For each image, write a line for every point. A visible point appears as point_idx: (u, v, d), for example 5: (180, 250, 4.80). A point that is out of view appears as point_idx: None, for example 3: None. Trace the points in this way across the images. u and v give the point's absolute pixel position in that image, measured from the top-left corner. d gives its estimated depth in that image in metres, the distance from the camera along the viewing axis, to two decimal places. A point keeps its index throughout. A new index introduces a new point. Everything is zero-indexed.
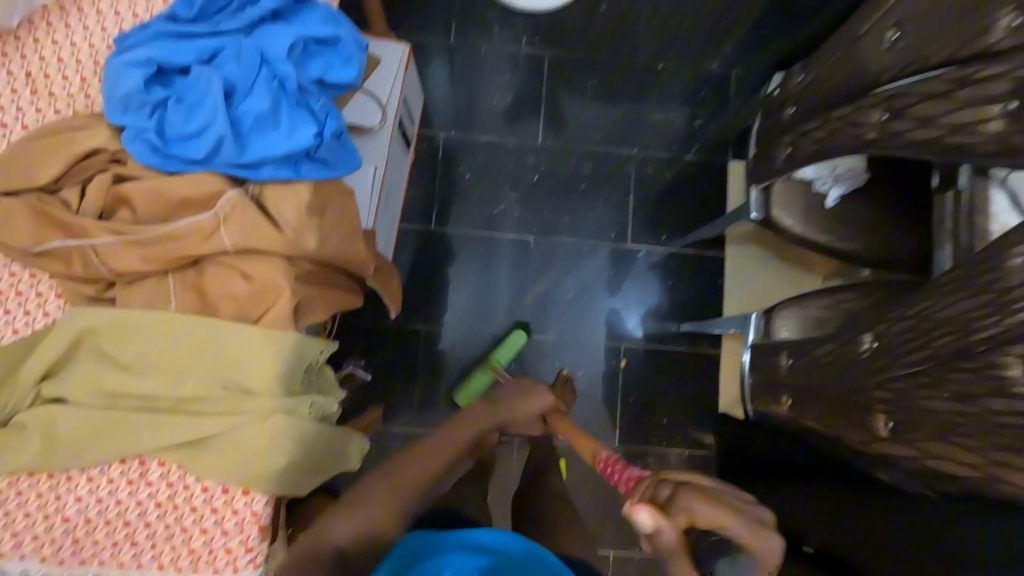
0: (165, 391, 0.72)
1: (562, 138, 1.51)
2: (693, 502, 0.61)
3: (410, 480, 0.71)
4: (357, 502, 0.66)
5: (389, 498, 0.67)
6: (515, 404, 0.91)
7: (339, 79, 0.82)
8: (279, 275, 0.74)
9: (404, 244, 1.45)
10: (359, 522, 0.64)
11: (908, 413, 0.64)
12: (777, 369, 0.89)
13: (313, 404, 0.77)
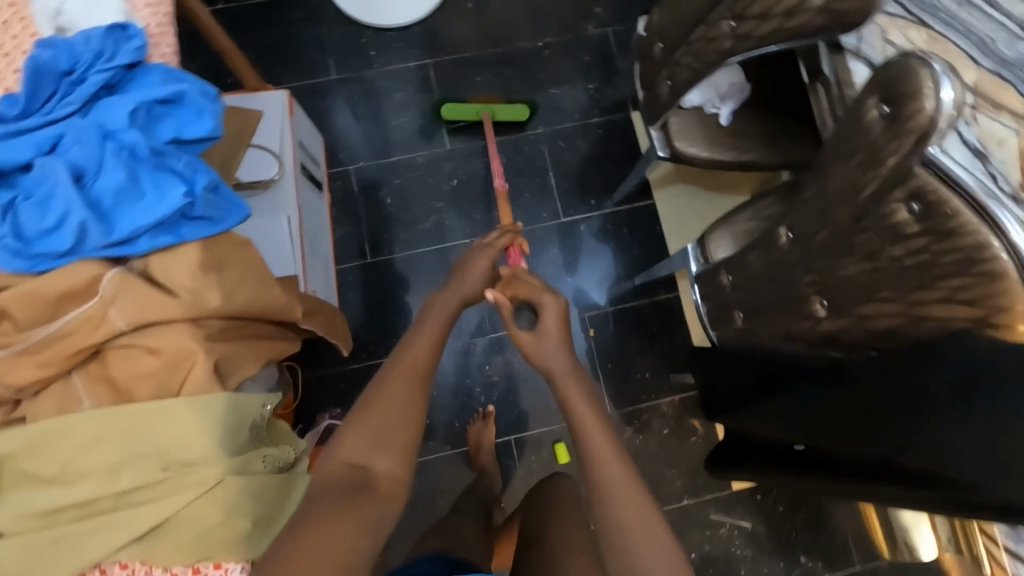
0: (103, 491, 0.69)
1: (469, 137, 1.52)
2: (521, 287, 0.91)
3: (404, 370, 0.76)
4: (360, 416, 0.71)
5: (394, 407, 0.71)
6: (471, 269, 0.97)
7: (196, 133, 0.80)
8: (187, 338, 0.72)
9: (348, 284, 1.44)
10: (361, 435, 0.69)
11: (834, 287, 0.67)
12: (722, 288, 0.94)
13: (266, 456, 0.76)
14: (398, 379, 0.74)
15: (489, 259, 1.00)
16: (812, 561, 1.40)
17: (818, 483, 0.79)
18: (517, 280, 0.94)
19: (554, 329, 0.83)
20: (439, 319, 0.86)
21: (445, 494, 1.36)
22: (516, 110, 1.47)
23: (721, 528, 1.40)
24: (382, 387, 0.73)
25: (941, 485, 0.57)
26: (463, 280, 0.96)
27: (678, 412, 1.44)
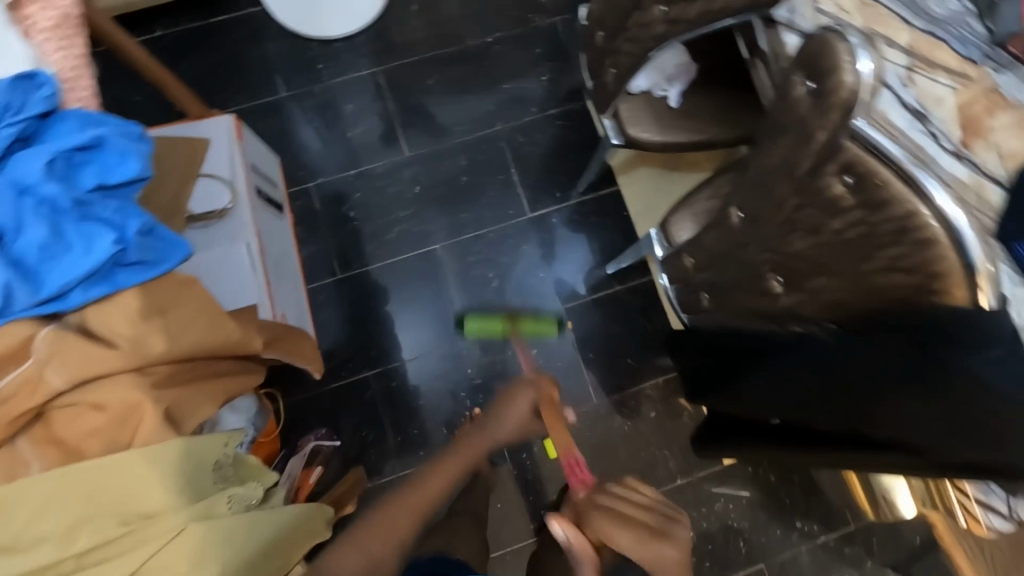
0: (61, 555, 0.65)
1: (427, 141, 1.50)
2: (597, 518, 0.88)
3: (411, 506, 0.87)
4: (358, 537, 0.82)
5: (392, 526, 0.84)
6: (493, 426, 0.99)
7: (122, 176, 0.72)
8: (131, 390, 0.69)
9: (322, 303, 1.43)
10: (359, 557, 0.80)
11: (788, 262, 0.67)
12: (687, 269, 0.93)
13: (232, 497, 0.74)
14: (402, 506, 0.87)
15: (525, 402, 0.99)
16: (808, 523, 1.42)
17: (801, 455, 0.80)
18: (590, 506, 0.91)
19: (631, 541, 0.84)
20: (462, 459, 0.95)
21: None
22: (543, 327, 1.22)
23: (717, 503, 1.42)
24: (393, 502, 0.88)
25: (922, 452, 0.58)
26: (489, 426, 0.98)
27: (663, 393, 1.45)
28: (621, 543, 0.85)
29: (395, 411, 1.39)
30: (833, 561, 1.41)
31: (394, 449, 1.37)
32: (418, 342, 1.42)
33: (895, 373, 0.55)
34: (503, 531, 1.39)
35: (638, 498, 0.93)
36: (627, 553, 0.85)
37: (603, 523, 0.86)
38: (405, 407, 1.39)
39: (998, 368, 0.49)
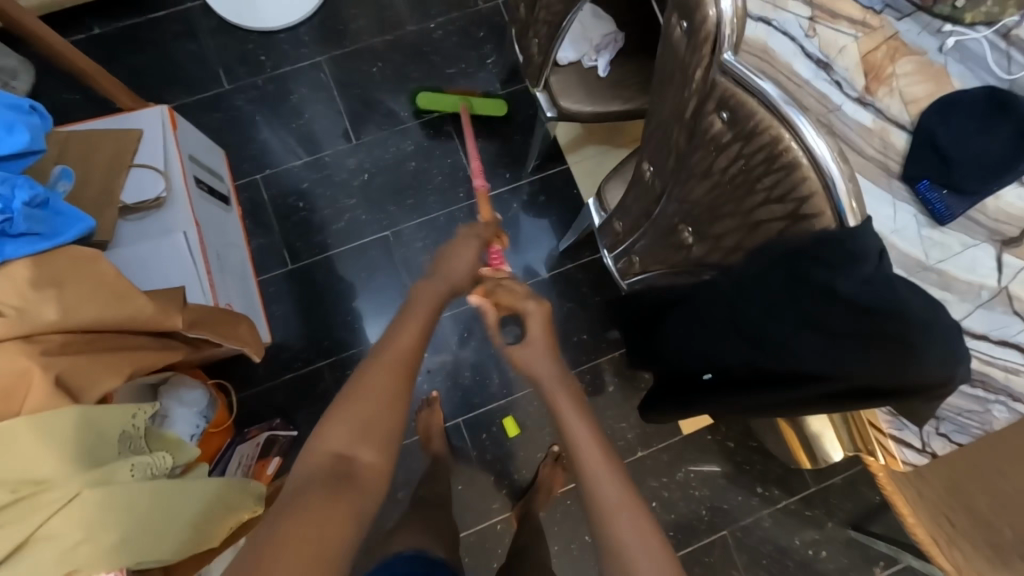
0: None
1: (373, 128, 1.50)
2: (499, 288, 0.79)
3: (392, 364, 0.67)
4: (344, 408, 0.64)
5: (375, 398, 0.64)
6: (450, 265, 0.80)
7: (9, 150, 0.73)
8: (18, 357, 0.65)
9: (273, 294, 1.42)
10: (349, 429, 0.63)
11: (691, 212, 0.68)
12: (617, 234, 0.97)
13: (136, 464, 0.70)
14: (380, 370, 0.66)
15: (468, 249, 0.83)
16: (768, 488, 1.44)
17: (734, 403, 0.81)
18: (501, 283, 0.81)
19: (520, 294, 0.77)
20: (428, 307, 0.75)
21: (402, 486, 1.37)
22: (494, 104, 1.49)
23: (677, 473, 1.43)
24: (369, 370, 0.66)
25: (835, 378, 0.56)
26: (448, 271, 0.80)
27: (620, 367, 1.45)
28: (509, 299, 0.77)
29: None
30: (794, 523, 1.43)
31: None
32: (380, 327, 1.42)
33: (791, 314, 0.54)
34: (466, 512, 1.39)
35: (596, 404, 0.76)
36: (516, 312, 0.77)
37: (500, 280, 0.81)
38: None
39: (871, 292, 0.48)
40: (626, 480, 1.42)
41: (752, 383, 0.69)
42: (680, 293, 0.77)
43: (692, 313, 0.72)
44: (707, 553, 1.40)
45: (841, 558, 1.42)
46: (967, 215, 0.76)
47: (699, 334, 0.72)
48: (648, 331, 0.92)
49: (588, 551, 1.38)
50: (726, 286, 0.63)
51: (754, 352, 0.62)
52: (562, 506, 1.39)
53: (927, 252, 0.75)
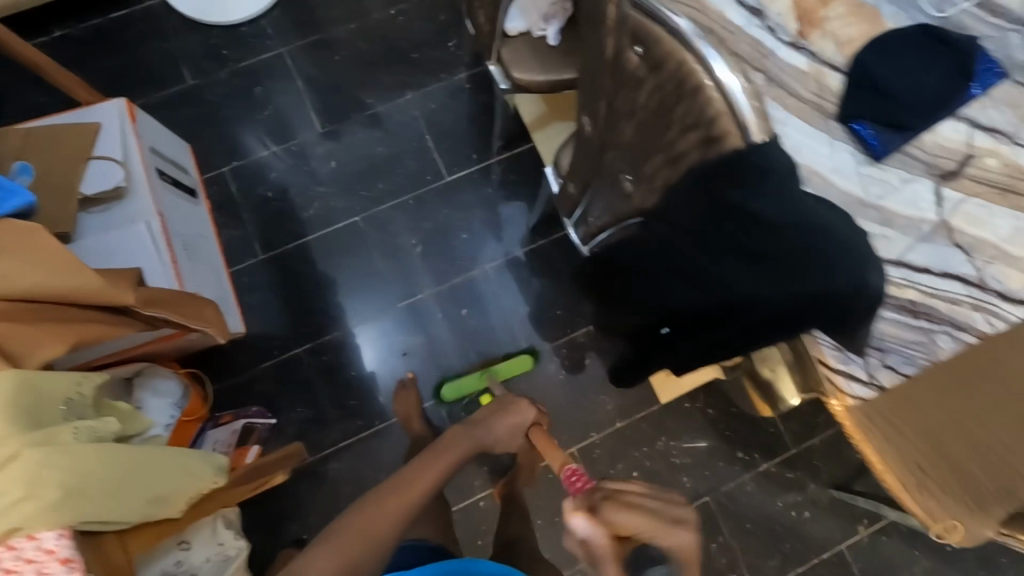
0: None
1: (339, 116, 1.51)
2: (623, 515, 0.67)
3: (386, 510, 0.78)
4: (337, 538, 0.74)
5: (370, 532, 0.76)
6: (489, 425, 0.92)
7: None
8: None
9: (246, 284, 1.43)
10: (335, 562, 0.72)
11: (626, 157, 0.69)
12: (572, 195, 0.98)
13: (79, 428, 0.71)
14: (381, 506, 0.78)
15: (517, 414, 0.94)
16: (749, 452, 1.44)
17: (688, 351, 0.82)
18: (615, 500, 0.68)
19: (655, 517, 0.67)
20: (449, 458, 0.87)
21: (383, 469, 1.36)
22: (522, 361, 1.42)
23: (658, 442, 1.44)
24: (369, 509, 0.78)
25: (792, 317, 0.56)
26: (482, 428, 0.92)
27: (596, 340, 1.46)
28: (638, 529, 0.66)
29: (330, 384, 1.40)
30: (777, 486, 1.43)
31: (332, 421, 1.38)
32: (360, 309, 1.44)
33: (714, 241, 0.56)
34: (449, 491, 1.39)
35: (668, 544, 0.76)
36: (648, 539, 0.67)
37: (616, 511, 0.67)
38: (340, 379, 1.40)
39: (776, 206, 0.50)
40: (607, 451, 1.42)
41: (693, 327, 0.70)
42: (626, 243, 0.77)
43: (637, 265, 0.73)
44: None
45: (826, 519, 1.42)
46: (905, 150, 0.77)
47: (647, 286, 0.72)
48: (608, 285, 0.93)
49: None
50: (658, 226, 0.63)
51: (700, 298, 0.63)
52: (544, 480, 1.41)
53: (867, 189, 0.75)
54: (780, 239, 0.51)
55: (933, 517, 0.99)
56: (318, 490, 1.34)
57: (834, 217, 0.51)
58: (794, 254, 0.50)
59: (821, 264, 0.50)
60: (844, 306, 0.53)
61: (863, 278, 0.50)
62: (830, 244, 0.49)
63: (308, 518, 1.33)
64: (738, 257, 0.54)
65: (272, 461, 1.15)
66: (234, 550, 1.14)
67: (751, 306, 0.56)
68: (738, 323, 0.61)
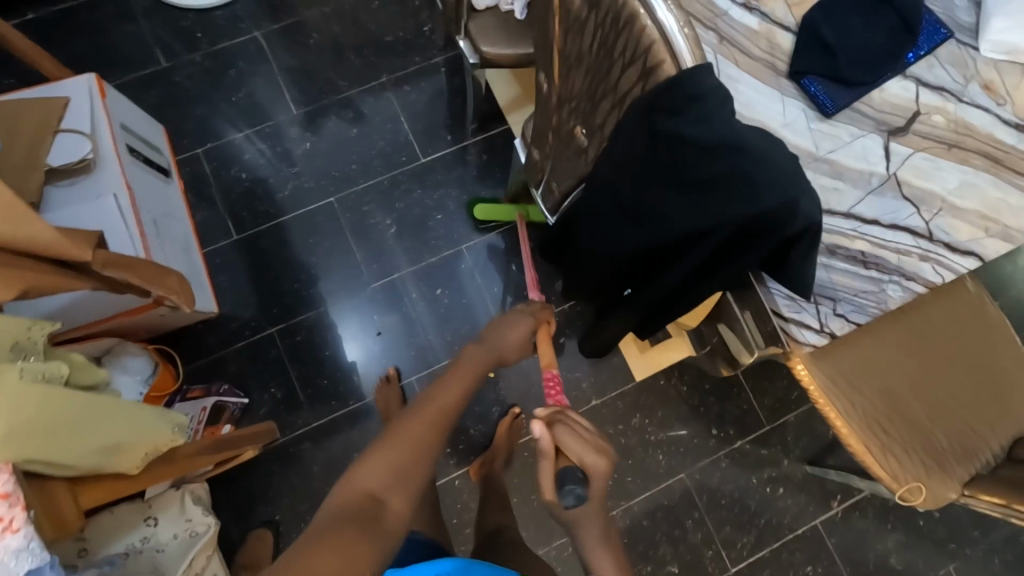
0: None
1: (314, 98, 1.52)
2: (565, 431, 0.71)
3: (428, 419, 0.74)
4: (380, 448, 0.69)
5: (415, 441, 0.71)
6: (504, 336, 0.92)
7: None
8: None
9: (219, 264, 1.43)
10: (388, 468, 0.68)
11: (578, 108, 0.71)
12: (536, 162, 0.99)
13: (28, 369, 0.63)
14: (420, 421, 0.73)
15: (525, 324, 0.95)
16: (723, 429, 1.45)
17: (656, 302, 0.84)
18: (563, 416, 0.73)
19: (587, 441, 0.71)
20: (470, 372, 0.83)
21: (357, 448, 1.36)
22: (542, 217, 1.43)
23: (633, 419, 1.44)
24: (408, 422, 0.73)
25: (742, 242, 0.59)
26: (493, 341, 0.90)
27: (571, 319, 1.47)
28: (574, 454, 0.70)
29: (304, 363, 1.39)
30: (752, 463, 1.44)
31: (306, 400, 1.37)
32: (333, 288, 1.44)
33: (658, 174, 0.57)
34: None
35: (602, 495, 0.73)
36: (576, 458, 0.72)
37: (564, 425, 0.71)
38: (314, 358, 1.40)
39: (704, 132, 0.51)
40: None
41: (659, 265, 0.72)
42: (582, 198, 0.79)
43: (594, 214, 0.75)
44: (666, 497, 1.41)
45: (800, 495, 1.43)
46: (855, 107, 0.78)
47: (605, 233, 0.74)
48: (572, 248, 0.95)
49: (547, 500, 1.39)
50: (604, 170, 0.65)
51: (647, 236, 0.64)
52: (520, 458, 1.41)
53: (817, 143, 0.77)
54: (711, 164, 0.52)
55: (896, 479, 1.02)
56: (292, 470, 1.34)
57: (765, 141, 0.50)
58: (725, 178, 0.51)
59: (753, 185, 0.51)
60: (784, 228, 0.54)
61: (794, 200, 0.51)
62: (757, 167, 0.50)
63: (281, 498, 1.32)
64: (680, 188, 0.56)
65: (242, 434, 1.14)
66: (202, 526, 1.12)
67: (700, 234, 0.58)
68: (695, 255, 0.63)
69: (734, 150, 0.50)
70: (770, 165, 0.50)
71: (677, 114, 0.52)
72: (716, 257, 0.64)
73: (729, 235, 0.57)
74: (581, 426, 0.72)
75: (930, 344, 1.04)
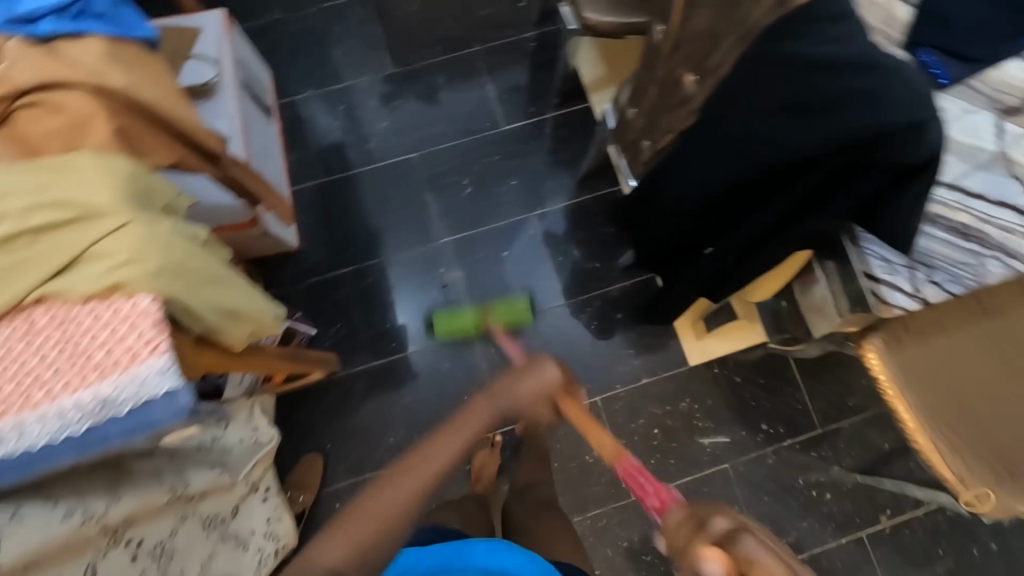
0: (22, 221, 0.61)
1: (408, 59, 1.60)
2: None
3: (404, 485, 0.58)
4: (350, 520, 0.55)
5: (383, 513, 0.56)
6: (517, 391, 0.66)
7: None
8: (87, 98, 0.67)
9: (303, 203, 1.52)
10: (346, 545, 0.54)
11: (693, 51, 0.74)
12: (629, 121, 1.03)
13: (178, 225, 0.68)
14: (398, 483, 0.58)
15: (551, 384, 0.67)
16: (773, 425, 1.43)
17: (733, 258, 0.85)
18: (707, 498, 0.53)
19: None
20: (470, 432, 0.62)
21: (409, 391, 1.41)
22: (516, 308, 1.44)
23: (682, 403, 1.44)
24: (382, 486, 0.57)
25: (855, 171, 0.63)
26: (501, 391, 0.65)
27: (630, 295, 1.48)
28: None
29: (369, 305, 1.46)
30: (799, 463, 1.41)
31: (367, 341, 1.44)
32: (404, 239, 1.50)
33: (775, 96, 0.62)
34: None
35: None
36: None
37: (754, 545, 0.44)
38: (378, 301, 1.46)
39: (841, 47, 0.55)
40: (630, 403, 1.44)
41: (752, 204, 0.76)
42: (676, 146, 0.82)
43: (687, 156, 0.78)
44: (707, 484, 1.40)
45: (847, 503, 1.39)
46: (969, 83, 0.77)
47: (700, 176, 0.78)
48: (644, 202, 0.97)
49: (586, 469, 1.40)
50: (715, 105, 0.69)
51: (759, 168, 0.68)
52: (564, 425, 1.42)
53: None
54: (836, 79, 0.56)
55: (963, 481, 0.97)
56: (346, 403, 1.40)
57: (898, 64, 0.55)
58: (851, 93, 0.56)
59: (878, 102, 0.55)
60: (903, 151, 0.58)
61: (922, 121, 0.55)
62: (884, 84, 0.55)
63: (333, 428, 1.38)
64: (807, 109, 0.60)
65: (314, 357, 1.22)
66: (266, 437, 1.16)
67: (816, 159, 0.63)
68: (801, 185, 0.67)
69: (866, 65, 0.54)
70: (898, 82, 0.54)
71: (811, 32, 0.56)
72: (821, 192, 0.68)
73: (844, 159, 0.62)
74: (777, 537, 0.45)
75: (1015, 354, 1.02)
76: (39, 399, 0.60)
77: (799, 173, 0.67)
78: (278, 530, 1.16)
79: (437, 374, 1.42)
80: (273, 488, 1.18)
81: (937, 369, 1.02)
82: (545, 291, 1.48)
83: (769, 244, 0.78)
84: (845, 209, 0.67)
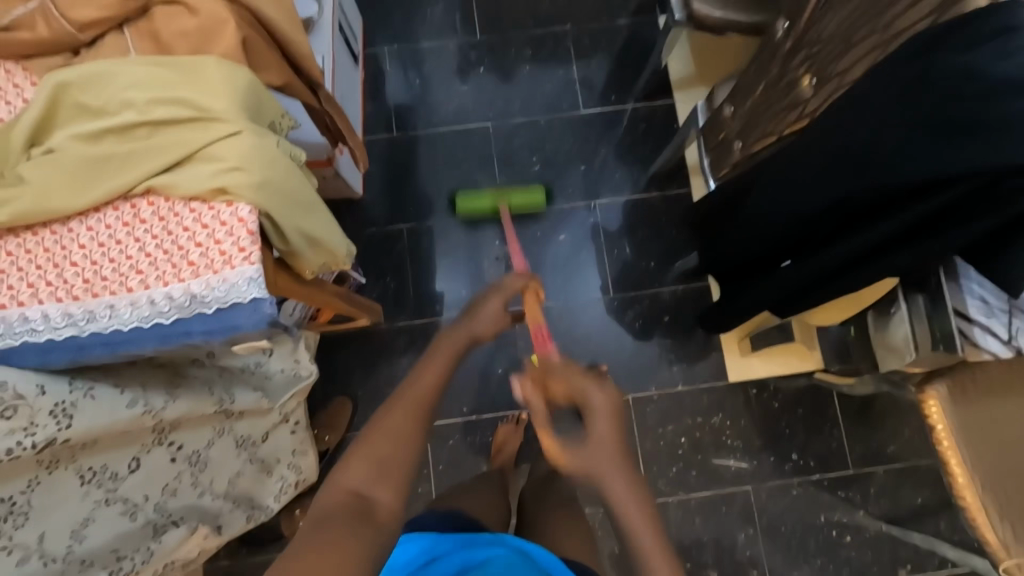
0: (147, 118, 0.69)
1: (498, 29, 1.59)
2: (548, 374, 0.65)
3: (410, 407, 0.65)
4: (362, 444, 0.62)
5: (393, 436, 0.62)
6: (477, 319, 0.77)
7: None
8: (222, 7, 0.74)
9: (372, 154, 1.53)
10: (370, 464, 0.61)
11: (823, 54, 0.75)
12: (724, 120, 0.99)
13: (282, 144, 0.74)
14: (398, 409, 0.64)
15: (496, 302, 0.79)
16: (803, 458, 1.39)
17: (810, 279, 0.82)
18: (548, 368, 0.67)
19: (580, 376, 0.63)
20: (444, 360, 0.70)
21: None
22: (534, 194, 1.45)
23: (714, 418, 1.41)
24: (388, 414, 0.64)
25: (982, 204, 0.61)
26: (469, 320, 0.76)
27: (679, 300, 1.46)
28: (562, 386, 0.64)
29: (419, 265, 1.47)
30: (825, 501, 1.37)
31: (412, 299, 1.45)
32: (465, 205, 1.50)
33: (913, 109, 0.61)
34: (498, 399, 1.40)
35: (599, 427, 0.60)
36: (566, 393, 0.64)
37: (581, 389, 0.62)
38: (429, 262, 1.47)
39: (1003, 65, 0.56)
40: (661, 408, 1.42)
41: (850, 225, 0.73)
42: (778, 148, 0.82)
43: (790, 160, 0.76)
44: (725, 503, 1.38)
45: (867, 551, 1.35)
46: None
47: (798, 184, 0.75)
48: (723, 203, 0.95)
49: None
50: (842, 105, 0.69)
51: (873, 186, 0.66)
52: None
53: None
54: (987, 97, 0.57)
55: (1006, 547, 0.93)
56: (382, 355, 1.42)
57: None
58: (1001, 114, 0.56)
59: (1020, 134, 0.56)
60: None
61: None
62: None
63: (366, 378, 1.41)
64: (949, 124, 0.59)
65: (363, 303, 1.25)
66: (305, 371, 1.16)
67: (942, 186, 0.61)
68: (911, 213, 0.65)
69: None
70: None
71: (975, 46, 0.57)
72: (933, 222, 0.66)
73: (965, 190, 0.60)
74: (576, 367, 0.65)
75: None
76: (136, 284, 0.69)
77: (912, 200, 0.65)
78: (302, 462, 1.19)
79: (475, 344, 1.42)
80: (302, 423, 1.19)
81: (1007, 429, 0.96)
82: (593, 282, 1.47)
83: (855, 273, 0.76)
84: (954, 245, 0.65)
